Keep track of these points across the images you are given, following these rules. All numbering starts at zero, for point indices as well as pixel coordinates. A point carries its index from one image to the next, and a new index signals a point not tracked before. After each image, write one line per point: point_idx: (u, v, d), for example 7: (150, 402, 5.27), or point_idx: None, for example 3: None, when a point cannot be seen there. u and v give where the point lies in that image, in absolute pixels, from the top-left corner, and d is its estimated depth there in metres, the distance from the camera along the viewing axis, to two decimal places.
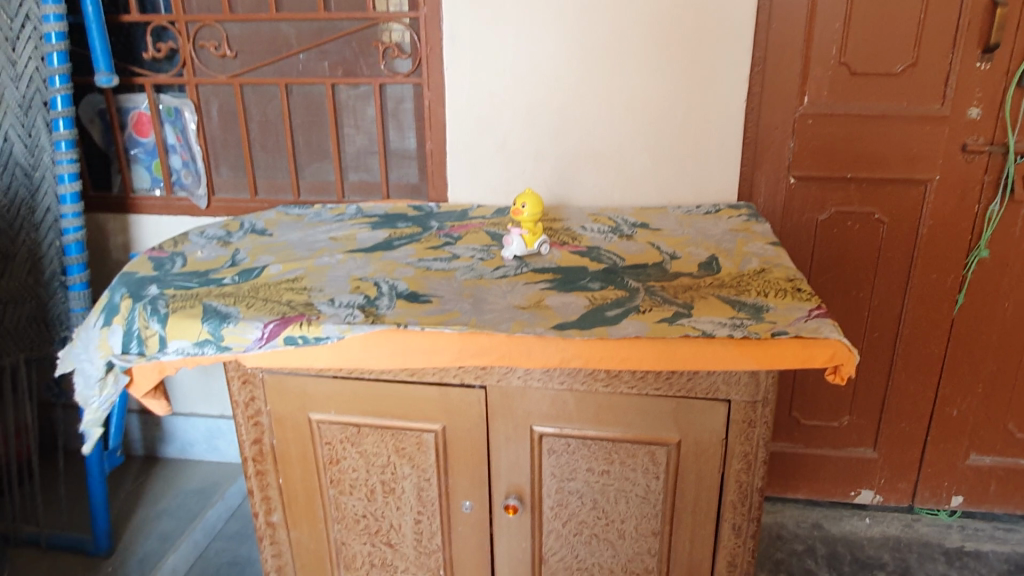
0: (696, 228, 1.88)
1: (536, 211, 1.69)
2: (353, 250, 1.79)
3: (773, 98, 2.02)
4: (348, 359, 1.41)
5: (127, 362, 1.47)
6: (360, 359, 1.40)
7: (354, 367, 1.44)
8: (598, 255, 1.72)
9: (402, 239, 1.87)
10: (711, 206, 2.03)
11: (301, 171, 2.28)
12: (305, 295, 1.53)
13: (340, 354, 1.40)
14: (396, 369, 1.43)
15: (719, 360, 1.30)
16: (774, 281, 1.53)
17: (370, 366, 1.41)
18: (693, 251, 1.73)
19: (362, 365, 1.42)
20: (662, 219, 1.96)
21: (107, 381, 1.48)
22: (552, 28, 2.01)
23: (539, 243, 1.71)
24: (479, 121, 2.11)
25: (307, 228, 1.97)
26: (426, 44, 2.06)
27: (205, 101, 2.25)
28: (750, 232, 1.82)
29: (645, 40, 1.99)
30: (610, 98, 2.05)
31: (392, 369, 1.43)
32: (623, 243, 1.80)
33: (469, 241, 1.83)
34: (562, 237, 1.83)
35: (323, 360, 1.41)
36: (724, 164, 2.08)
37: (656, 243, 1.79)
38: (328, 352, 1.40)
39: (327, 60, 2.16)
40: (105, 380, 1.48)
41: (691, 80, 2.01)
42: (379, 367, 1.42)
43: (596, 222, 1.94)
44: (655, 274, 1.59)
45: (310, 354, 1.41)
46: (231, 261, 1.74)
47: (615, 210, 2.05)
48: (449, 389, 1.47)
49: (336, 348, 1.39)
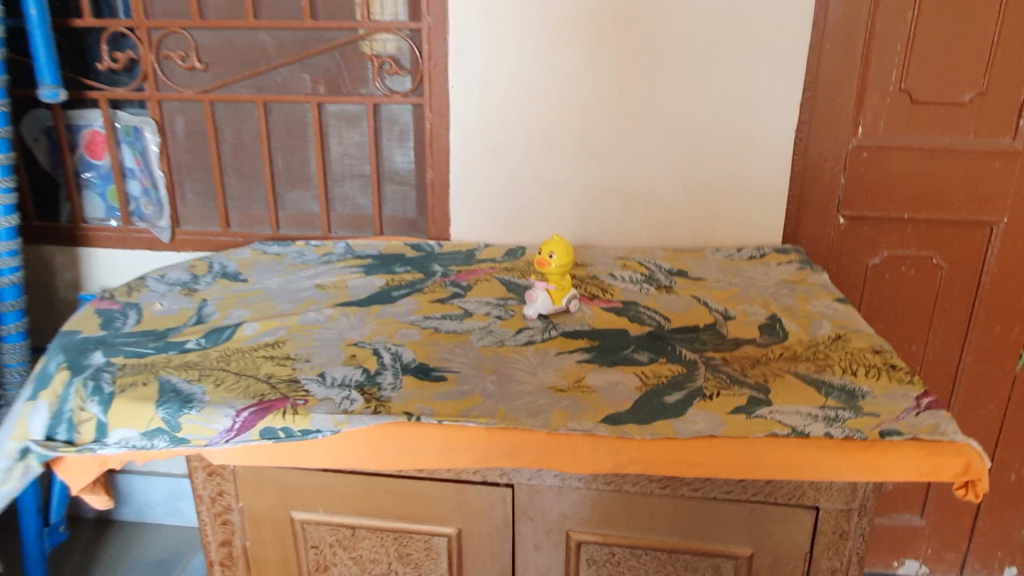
0: (744, 278, 1.62)
1: (566, 264, 1.41)
2: (344, 302, 1.51)
3: (826, 129, 1.78)
4: (343, 457, 1.12)
5: (48, 452, 1.15)
6: (358, 457, 1.12)
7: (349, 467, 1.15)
8: (637, 313, 1.46)
9: (403, 289, 1.59)
10: (754, 249, 1.78)
11: (281, 201, 1.98)
12: (288, 367, 1.23)
13: (333, 452, 1.12)
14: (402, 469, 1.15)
15: (813, 466, 1.04)
16: (857, 352, 1.27)
17: (371, 466, 1.13)
18: (747, 310, 1.47)
19: (360, 466, 1.14)
20: (701, 266, 1.70)
21: (15, 471, 1.16)
22: (576, 44, 1.74)
23: (567, 299, 1.44)
24: (488, 149, 1.84)
25: (288, 273, 1.68)
26: (428, 59, 1.78)
27: (169, 119, 1.94)
28: (808, 284, 1.56)
29: (682, 60, 1.73)
30: (641, 125, 1.79)
31: (398, 469, 1.15)
32: (663, 297, 1.53)
33: (481, 293, 1.56)
34: (590, 290, 1.56)
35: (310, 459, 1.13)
36: (767, 202, 1.83)
37: (702, 298, 1.53)
38: (318, 449, 1.12)
39: (312, 75, 1.87)
40: (11, 469, 1.16)
41: (733, 108, 1.76)
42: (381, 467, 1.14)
43: (627, 271, 1.68)
44: (710, 341, 1.33)
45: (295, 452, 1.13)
46: (198, 317, 1.44)
47: (643, 253, 1.80)
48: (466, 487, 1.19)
49: (328, 445, 1.11)
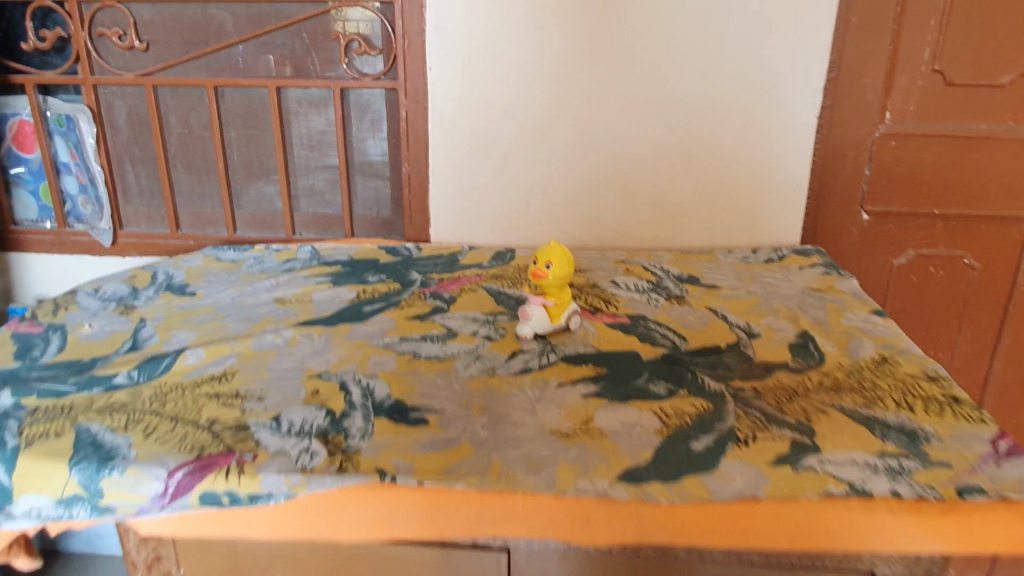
0: (763, 285, 1.43)
1: (565, 275, 1.20)
2: (307, 321, 1.30)
3: (851, 115, 1.58)
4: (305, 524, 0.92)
5: None
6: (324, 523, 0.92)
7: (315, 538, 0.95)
8: (647, 329, 1.27)
9: (376, 303, 1.38)
10: (771, 250, 1.60)
11: (239, 199, 1.75)
12: (236, 409, 1.02)
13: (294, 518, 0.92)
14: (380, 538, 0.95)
15: (878, 533, 0.86)
16: (908, 379, 1.09)
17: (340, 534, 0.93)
18: (773, 325, 1.28)
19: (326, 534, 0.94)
20: (714, 271, 1.51)
21: None
22: (571, 19, 1.53)
23: (567, 315, 1.24)
24: (473, 140, 1.63)
25: (243, 285, 1.46)
26: (402, 37, 1.56)
27: (108, 106, 1.70)
28: (838, 292, 1.38)
29: (690, 38, 1.53)
30: (644, 112, 1.59)
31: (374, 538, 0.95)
32: (675, 310, 1.34)
33: (467, 307, 1.36)
34: (591, 303, 1.37)
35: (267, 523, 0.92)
36: (784, 197, 1.64)
37: (719, 310, 1.34)
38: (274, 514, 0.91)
39: (271, 54, 1.63)
40: None
41: (748, 92, 1.56)
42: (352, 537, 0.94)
43: (630, 277, 1.49)
44: (736, 366, 1.14)
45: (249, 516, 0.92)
46: (132, 343, 1.22)
47: (647, 255, 1.61)
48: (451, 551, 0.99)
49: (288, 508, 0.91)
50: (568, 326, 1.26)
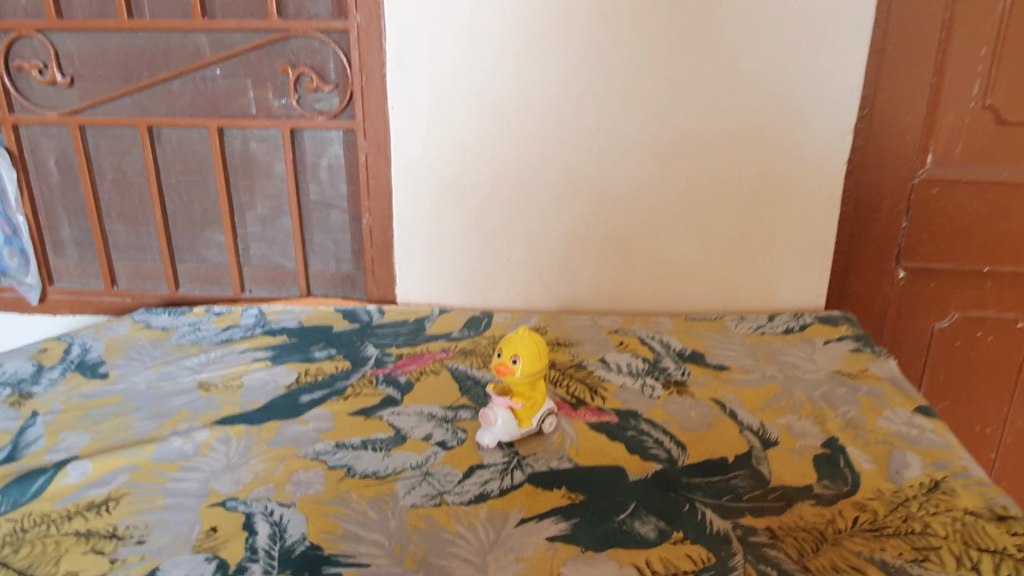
0: (780, 367, 1.20)
1: (536, 372, 0.98)
2: (228, 418, 1.08)
3: (883, 159, 1.36)
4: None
5: None
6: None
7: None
8: (638, 432, 1.04)
9: (316, 392, 1.16)
10: (789, 316, 1.36)
11: (181, 251, 1.55)
12: (104, 562, 0.81)
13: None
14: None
15: None
16: (970, 516, 0.84)
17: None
18: (792, 427, 1.04)
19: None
20: (722, 345, 1.27)
21: None
22: (554, 49, 1.31)
23: (539, 418, 1.01)
24: (442, 187, 1.42)
25: (166, 364, 1.24)
26: (359, 71, 1.35)
27: (31, 147, 1.50)
28: (872, 380, 1.14)
29: (695, 69, 1.30)
30: (640, 156, 1.36)
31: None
32: (673, 403, 1.11)
33: (424, 397, 1.14)
34: (573, 393, 1.14)
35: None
36: (807, 254, 1.40)
37: (727, 404, 1.10)
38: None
39: (212, 90, 1.42)
40: None
41: (763, 133, 1.33)
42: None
43: (622, 354, 1.26)
44: (747, 493, 0.90)
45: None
46: (9, 451, 1.01)
47: (645, 322, 1.37)
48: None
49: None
50: (542, 429, 1.03)
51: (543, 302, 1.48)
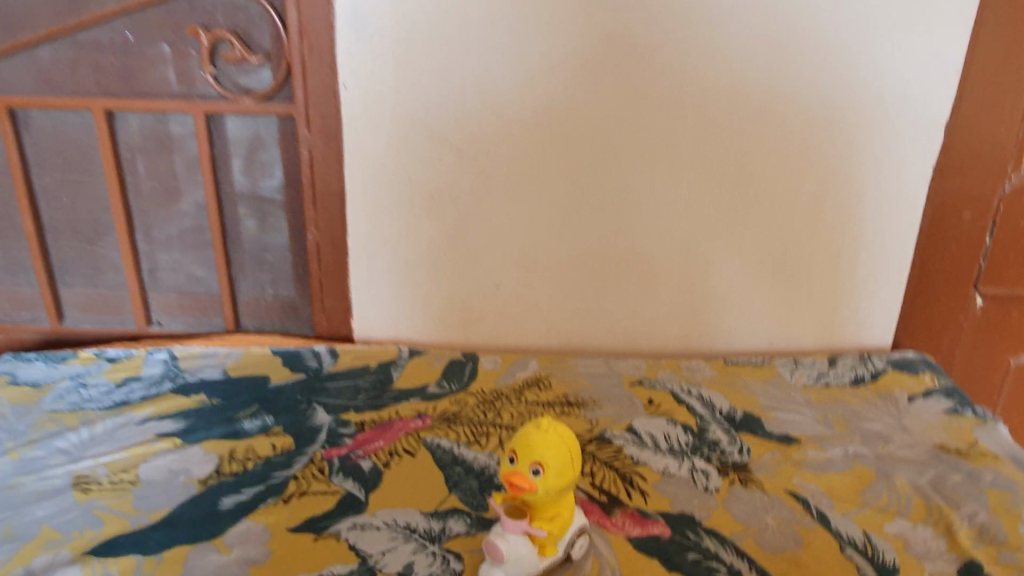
0: (864, 439, 0.92)
1: (565, 486, 0.67)
2: (113, 544, 0.75)
3: (970, 161, 1.06)
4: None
5: None
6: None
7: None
8: (704, 553, 0.74)
9: (242, 492, 0.83)
10: (855, 360, 1.08)
11: (66, 272, 1.18)
12: None
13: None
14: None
15: None
16: None
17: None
18: (908, 540, 0.77)
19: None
20: (780, 405, 0.99)
21: None
22: (565, 17, 0.99)
23: (567, 543, 0.71)
24: (413, 193, 1.09)
25: (29, 448, 0.89)
26: (299, 37, 1.01)
27: None
28: (989, 460, 0.87)
29: (747, 46, 1.00)
30: (671, 157, 1.07)
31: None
32: (739, 502, 0.82)
33: (397, 494, 0.83)
34: (601, 486, 0.84)
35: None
36: (862, 275, 1.14)
37: (811, 501, 0.82)
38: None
39: (95, 58, 1.05)
40: None
41: (830, 129, 1.05)
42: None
43: (655, 420, 0.96)
44: None
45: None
46: None
47: (675, 368, 1.09)
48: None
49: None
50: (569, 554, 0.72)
51: (544, 341, 1.20)
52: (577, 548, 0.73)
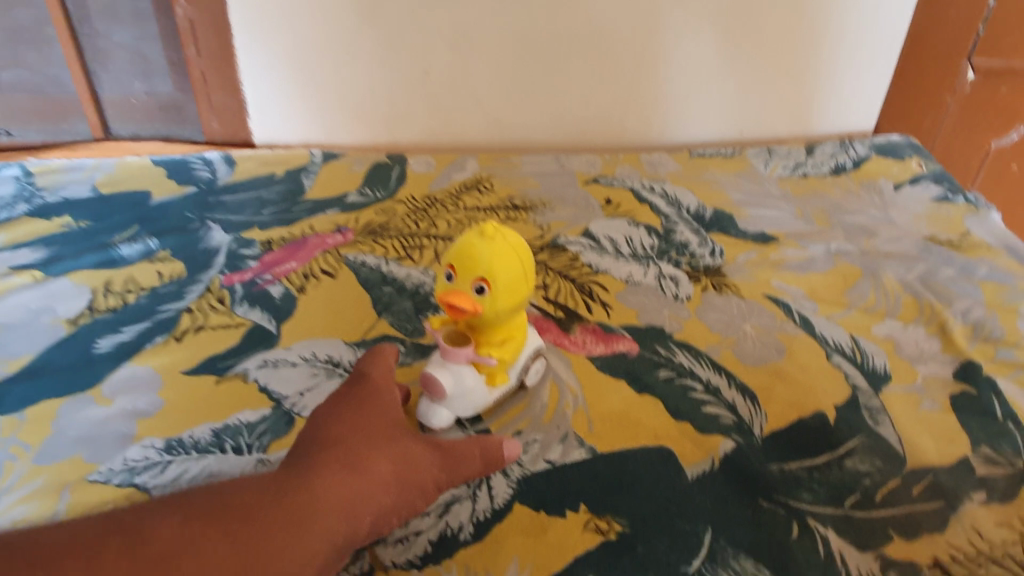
0: (847, 233, 0.82)
1: (516, 304, 0.54)
2: None
3: None
4: (314, 543, 0.42)
5: None
6: (343, 505, 0.44)
7: (289, 541, 0.41)
8: (677, 370, 0.65)
9: (123, 332, 0.68)
10: (836, 146, 0.97)
11: None
12: None
13: (268, 544, 0.40)
14: (420, 470, 0.49)
15: None
16: None
17: (364, 518, 0.45)
18: (898, 343, 0.68)
19: (335, 526, 0.43)
20: (755, 199, 0.88)
21: None
22: None
23: (520, 367, 0.60)
24: None
25: None
26: None
27: None
28: (984, 251, 0.78)
29: None
30: None
31: (415, 481, 0.49)
32: (714, 310, 0.71)
33: (315, 323, 0.69)
34: (556, 300, 0.72)
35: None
36: (844, 51, 0.99)
37: (793, 304, 0.72)
38: (236, 522, 0.40)
39: None
40: None
41: None
42: (381, 497, 0.46)
43: (615, 222, 0.83)
44: (880, 489, 0.55)
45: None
46: None
47: (638, 164, 0.95)
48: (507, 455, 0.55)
49: (269, 531, 0.41)
50: (522, 381, 0.61)
51: (483, 138, 1.03)
52: (532, 373, 0.62)
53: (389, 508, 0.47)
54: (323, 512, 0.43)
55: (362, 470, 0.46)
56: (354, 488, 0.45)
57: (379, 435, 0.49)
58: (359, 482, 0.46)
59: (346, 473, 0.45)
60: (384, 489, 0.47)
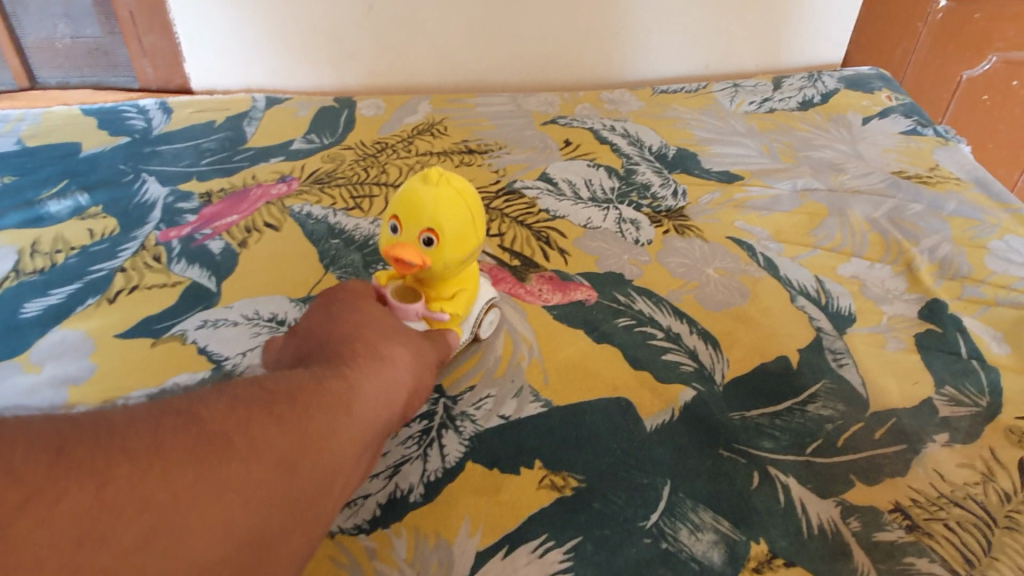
0: (815, 170, 0.79)
1: (466, 256, 0.51)
2: None
3: None
4: (363, 427, 0.38)
5: None
6: (378, 392, 0.41)
7: (347, 421, 0.37)
8: (638, 318, 0.62)
9: (51, 295, 0.64)
10: (804, 80, 0.94)
11: None
12: None
13: (332, 424, 0.36)
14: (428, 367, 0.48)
15: None
16: None
17: (393, 410, 0.42)
18: (864, 283, 0.66)
19: (375, 414, 0.40)
20: (720, 137, 0.85)
21: None
22: None
23: (474, 320, 0.57)
24: None
25: None
26: None
27: None
28: (953, 186, 0.76)
29: None
30: None
31: (423, 382, 0.46)
32: (676, 254, 0.68)
33: (258, 279, 0.65)
34: (511, 248, 0.69)
35: (306, 491, 0.33)
36: None
37: (757, 245, 0.70)
38: (287, 400, 0.35)
39: None
40: None
41: None
42: (407, 388, 0.44)
43: (574, 165, 0.80)
44: (843, 434, 0.53)
45: (256, 482, 0.31)
46: None
47: (600, 102, 0.91)
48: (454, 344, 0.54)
49: (323, 409, 0.36)
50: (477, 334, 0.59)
51: (438, 78, 0.98)
52: (487, 325, 0.59)
53: (405, 406, 0.44)
54: (366, 395, 0.39)
55: (389, 361, 0.43)
56: (386, 378, 0.42)
57: (391, 332, 0.47)
58: (390, 371, 0.43)
59: (374, 364, 0.42)
60: (406, 384, 0.44)
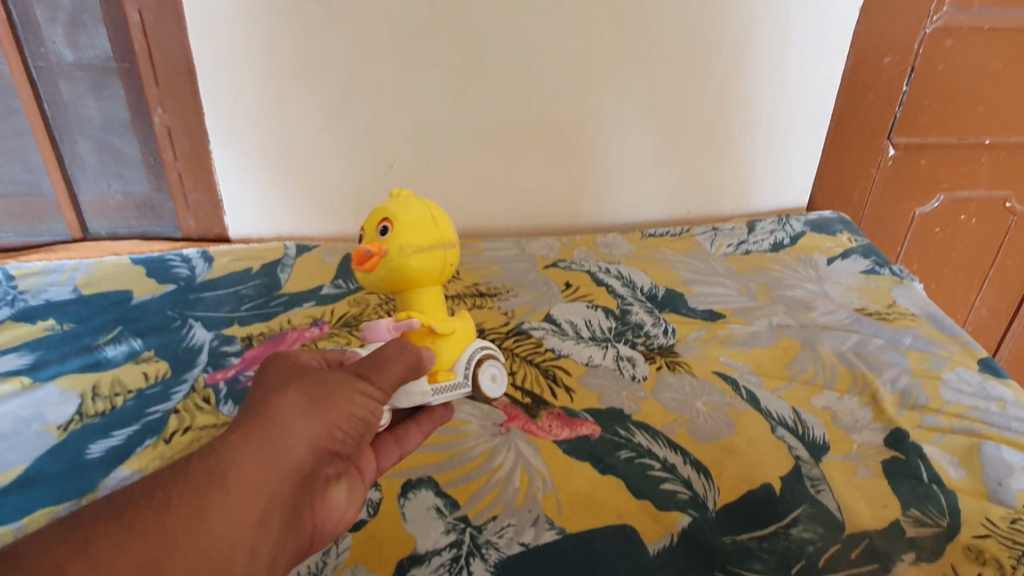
0: (788, 308, 0.89)
1: (425, 242, 0.54)
2: None
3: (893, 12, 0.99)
4: (252, 492, 0.42)
5: None
6: (273, 453, 0.44)
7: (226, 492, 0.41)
8: (639, 450, 0.70)
9: (113, 436, 0.70)
10: (774, 224, 1.07)
11: None
12: None
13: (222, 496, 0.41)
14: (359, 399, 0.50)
15: None
16: None
17: (299, 460, 0.45)
18: (835, 413, 0.75)
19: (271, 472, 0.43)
20: (702, 278, 0.96)
21: None
22: None
23: (465, 363, 0.58)
24: (280, 62, 0.93)
25: None
26: None
27: None
28: (908, 321, 0.86)
29: None
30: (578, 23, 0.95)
31: (350, 419, 0.49)
32: (669, 390, 0.77)
33: None
34: (523, 386, 0.78)
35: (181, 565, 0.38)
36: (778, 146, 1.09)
37: (740, 380, 0.79)
38: (176, 479, 0.40)
39: None
40: None
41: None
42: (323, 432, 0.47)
43: (575, 306, 0.90)
44: (823, 555, 0.60)
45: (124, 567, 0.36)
46: None
47: (593, 248, 1.03)
48: (428, 365, 0.54)
49: (207, 486, 0.41)
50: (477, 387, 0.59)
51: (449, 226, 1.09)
52: (488, 380, 0.60)
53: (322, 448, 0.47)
54: (250, 461, 0.43)
55: (302, 410, 0.47)
56: (287, 433, 0.45)
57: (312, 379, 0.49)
58: (300, 422, 0.46)
59: (266, 429, 0.45)
60: (316, 428, 0.47)
